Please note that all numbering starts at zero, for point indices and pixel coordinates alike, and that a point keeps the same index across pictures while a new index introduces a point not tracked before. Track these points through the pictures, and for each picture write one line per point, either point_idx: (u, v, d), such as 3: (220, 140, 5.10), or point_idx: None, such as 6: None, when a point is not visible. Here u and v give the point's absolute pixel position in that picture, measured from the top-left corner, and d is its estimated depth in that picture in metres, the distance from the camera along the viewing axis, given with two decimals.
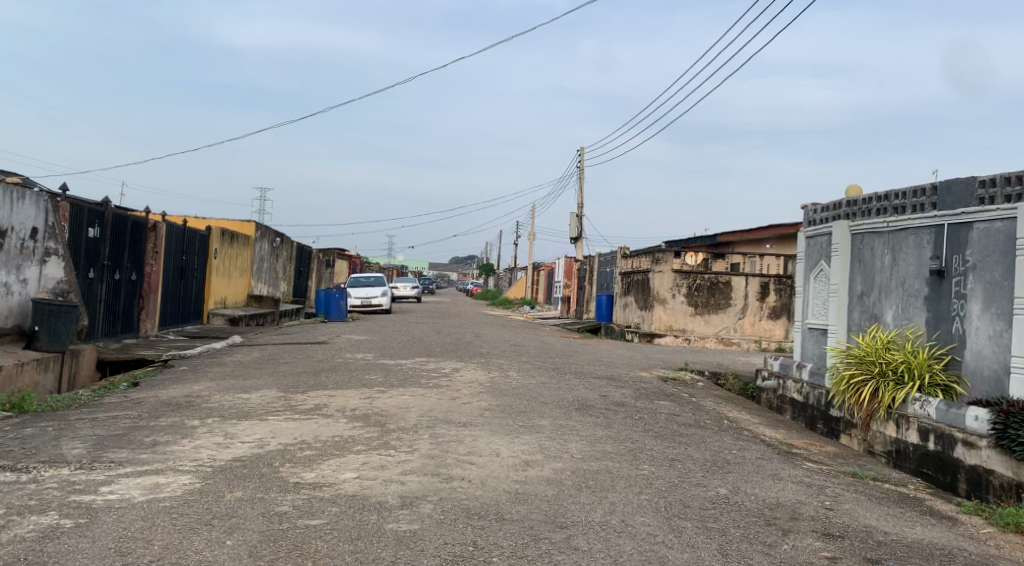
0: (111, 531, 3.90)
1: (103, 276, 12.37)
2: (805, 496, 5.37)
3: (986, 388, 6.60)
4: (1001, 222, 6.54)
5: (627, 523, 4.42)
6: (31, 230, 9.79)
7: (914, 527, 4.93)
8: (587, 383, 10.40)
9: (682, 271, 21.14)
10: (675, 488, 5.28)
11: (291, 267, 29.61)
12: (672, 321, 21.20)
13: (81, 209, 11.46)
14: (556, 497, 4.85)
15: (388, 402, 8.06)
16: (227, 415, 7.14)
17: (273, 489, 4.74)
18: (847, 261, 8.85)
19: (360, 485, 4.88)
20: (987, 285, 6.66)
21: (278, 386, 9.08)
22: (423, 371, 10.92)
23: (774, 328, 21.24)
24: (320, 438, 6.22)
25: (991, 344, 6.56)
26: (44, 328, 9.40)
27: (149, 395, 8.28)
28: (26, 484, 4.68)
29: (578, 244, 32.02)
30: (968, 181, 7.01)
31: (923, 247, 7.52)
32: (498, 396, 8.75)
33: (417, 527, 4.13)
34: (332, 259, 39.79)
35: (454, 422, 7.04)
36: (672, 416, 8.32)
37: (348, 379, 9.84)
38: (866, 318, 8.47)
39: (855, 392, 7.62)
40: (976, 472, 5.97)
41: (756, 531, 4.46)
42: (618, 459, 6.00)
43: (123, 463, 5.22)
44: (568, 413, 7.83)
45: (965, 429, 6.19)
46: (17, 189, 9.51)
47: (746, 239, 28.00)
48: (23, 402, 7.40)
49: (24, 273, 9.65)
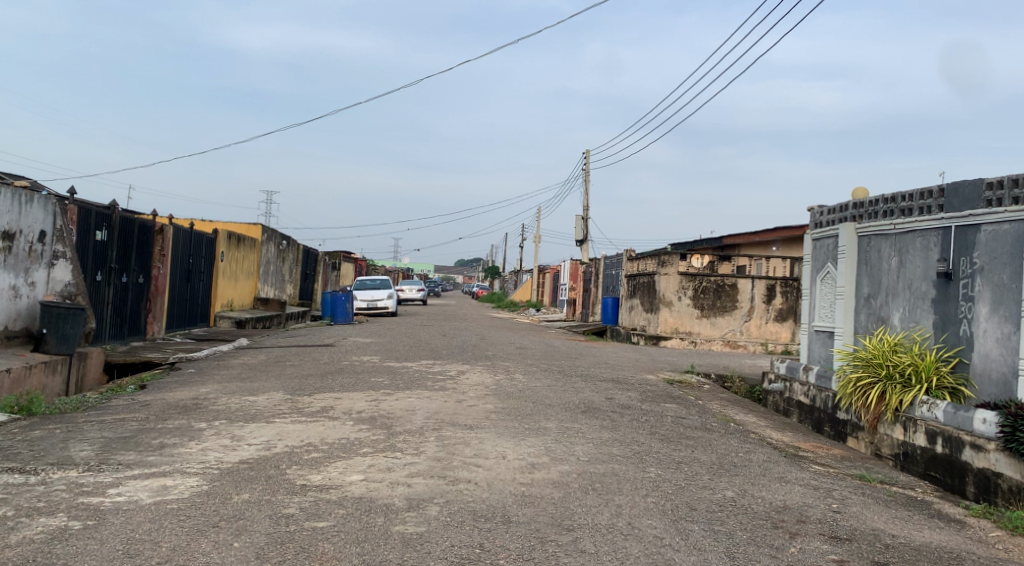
0: (119, 533, 3.92)
1: (110, 279, 12.42)
2: (812, 499, 5.36)
3: (994, 391, 6.57)
4: (1009, 224, 6.51)
5: (634, 526, 4.42)
6: (39, 234, 9.84)
7: (922, 530, 4.91)
8: (593, 386, 10.37)
9: (688, 273, 21.13)
10: (682, 491, 5.28)
11: (297, 270, 29.73)
12: (678, 324, 21.19)
13: (88, 213, 11.52)
14: (562, 500, 4.85)
15: (394, 404, 8.09)
16: (234, 417, 7.16)
17: (281, 491, 4.76)
18: (854, 263, 8.84)
19: (366, 487, 4.89)
20: (994, 287, 6.63)
21: (285, 388, 9.12)
22: (428, 373, 10.96)
23: (780, 331, 21.17)
24: (326, 441, 6.24)
25: (999, 346, 6.53)
26: (53, 331, 9.45)
27: (157, 398, 8.32)
28: (35, 486, 4.70)
29: (583, 247, 32.04)
30: (976, 183, 6.97)
31: (930, 249, 7.50)
32: (505, 399, 8.76)
33: (424, 530, 4.14)
34: (337, 262, 39.98)
35: (461, 425, 7.06)
36: (678, 419, 8.30)
37: (354, 381, 9.87)
38: (873, 321, 8.45)
39: (863, 394, 7.60)
40: (984, 476, 5.94)
41: (762, 534, 4.44)
42: (625, 462, 6.01)
43: (131, 466, 5.24)
44: (574, 416, 7.84)
45: (973, 432, 6.18)
46: (26, 192, 9.56)
47: (752, 243, 27.95)
48: (31, 404, 7.44)
49: (31, 276, 9.69)
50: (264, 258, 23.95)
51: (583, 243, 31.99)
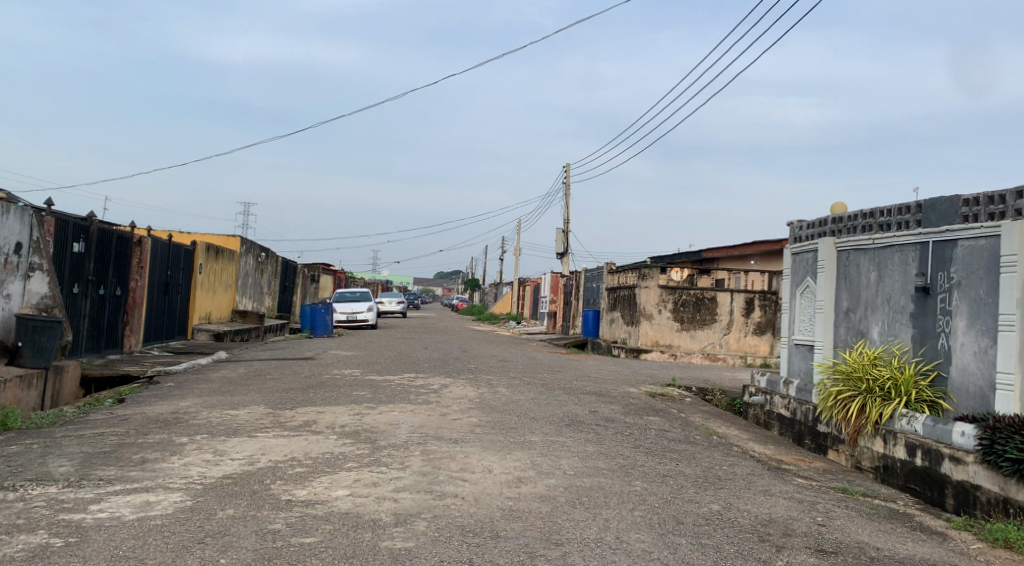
0: (102, 550, 3.86)
1: (87, 291, 12.28)
2: (796, 512, 5.40)
3: (972, 404, 6.67)
4: (985, 239, 6.65)
5: (622, 540, 4.43)
6: (16, 246, 9.70)
7: (905, 543, 4.97)
8: (576, 400, 10.38)
9: (668, 286, 21.29)
10: (669, 504, 5.30)
11: (276, 282, 29.57)
12: (658, 337, 21.28)
13: (66, 224, 11.39)
14: (550, 513, 4.86)
15: (377, 418, 8.04)
16: (216, 432, 7.09)
17: (266, 507, 4.71)
18: (834, 277, 8.95)
19: (353, 502, 4.86)
20: (971, 301, 6.75)
21: (266, 402, 9.04)
22: (411, 386, 10.92)
23: (759, 344, 21.36)
24: (310, 455, 6.19)
25: (976, 360, 6.64)
26: (29, 344, 9.33)
27: (136, 411, 8.21)
28: (13, 502, 4.61)
29: (564, 260, 32.18)
30: (953, 199, 7.11)
31: (909, 264, 7.63)
32: (489, 412, 8.74)
33: (413, 545, 4.12)
34: (317, 274, 39.85)
35: (445, 438, 7.04)
36: (662, 432, 8.34)
37: (336, 395, 9.80)
38: (852, 334, 8.55)
39: (844, 407, 7.69)
40: (964, 488, 6.03)
41: (749, 548, 4.48)
42: (610, 475, 6.02)
43: (112, 481, 5.16)
44: (558, 429, 7.86)
45: (952, 445, 6.27)
46: (3, 203, 9.43)
47: (730, 256, 28.30)
48: (7, 419, 7.31)
49: (7, 287, 9.53)
50: (243, 270, 23.77)
51: (564, 256, 32.13)
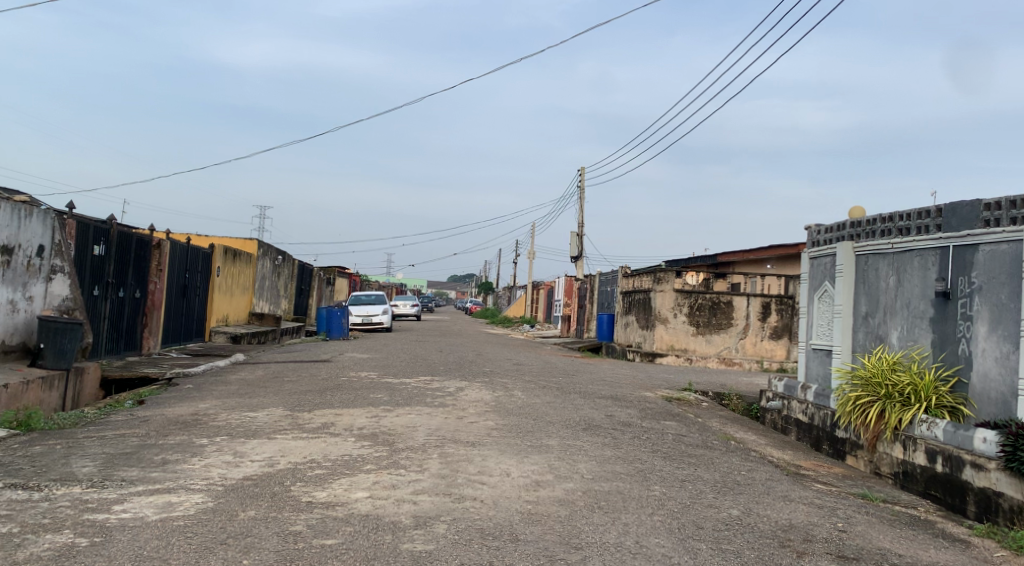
0: (126, 550, 3.90)
1: (107, 294, 12.42)
2: (816, 517, 5.38)
3: (993, 410, 6.60)
4: (1007, 244, 6.59)
5: (642, 544, 4.43)
6: (38, 248, 9.82)
7: (927, 550, 4.92)
8: (593, 403, 10.37)
9: (684, 291, 21.27)
10: (687, 509, 5.28)
11: (292, 285, 29.73)
12: (673, 341, 21.30)
13: (86, 227, 11.52)
14: (569, 517, 4.86)
15: (395, 421, 8.07)
16: (235, 433, 7.15)
17: (286, 508, 4.75)
18: (852, 282, 8.89)
19: (372, 504, 4.88)
20: (993, 307, 6.69)
21: (284, 404, 9.11)
22: (427, 390, 10.94)
23: (775, 348, 21.20)
24: (329, 457, 6.23)
25: (998, 366, 6.57)
26: (51, 346, 9.44)
27: (156, 413, 8.29)
28: (39, 502, 4.68)
29: (578, 263, 32.15)
30: (973, 203, 7.04)
31: (929, 268, 7.57)
32: (506, 416, 8.74)
33: (433, 548, 4.14)
34: (332, 276, 40.06)
35: (463, 442, 7.06)
36: (679, 437, 8.30)
37: (354, 398, 9.84)
38: (871, 339, 8.49)
39: (863, 412, 7.64)
40: (985, 495, 5.97)
41: (770, 553, 4.46)
42: (629, 480, 6.01)
43: (134, 482, 5.22)
44: (576, 433, 7.85)
45: (973, 451, 6.22)
46: (26, 206, 9.56)
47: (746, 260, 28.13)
48: (30, 419, 7.41)
49: (30, 289, 9.65)
50: (260, 273, 23.94)
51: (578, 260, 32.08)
